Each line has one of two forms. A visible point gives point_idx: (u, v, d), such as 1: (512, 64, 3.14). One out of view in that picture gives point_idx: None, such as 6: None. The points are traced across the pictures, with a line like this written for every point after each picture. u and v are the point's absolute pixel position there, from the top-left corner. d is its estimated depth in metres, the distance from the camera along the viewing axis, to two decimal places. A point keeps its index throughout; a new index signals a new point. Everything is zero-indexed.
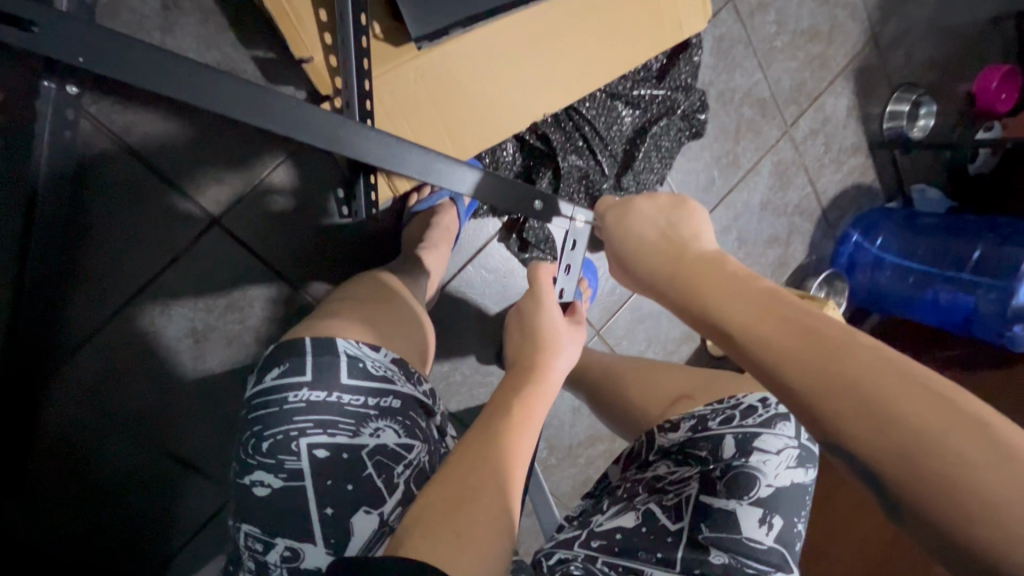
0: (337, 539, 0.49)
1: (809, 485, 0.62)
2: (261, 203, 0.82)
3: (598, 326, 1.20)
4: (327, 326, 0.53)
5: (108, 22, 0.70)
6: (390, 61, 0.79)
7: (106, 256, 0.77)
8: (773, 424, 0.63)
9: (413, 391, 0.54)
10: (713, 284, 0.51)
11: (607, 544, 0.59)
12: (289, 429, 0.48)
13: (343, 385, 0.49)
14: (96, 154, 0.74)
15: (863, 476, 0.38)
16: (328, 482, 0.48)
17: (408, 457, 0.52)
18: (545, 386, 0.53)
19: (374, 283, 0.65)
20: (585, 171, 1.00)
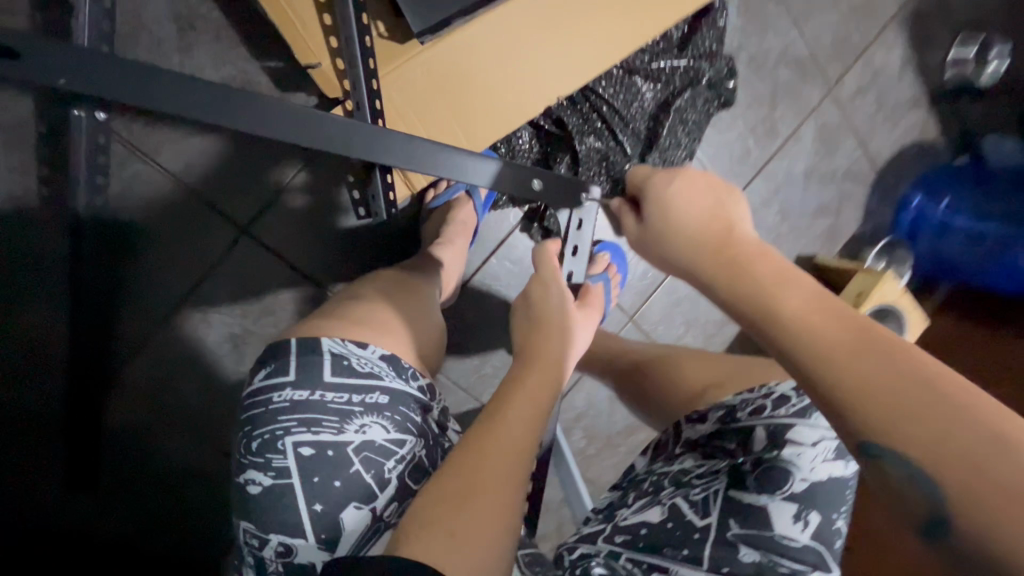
0: (327, 535, 0.45)
1: (852, 480, 0.57)
2: (285, 211, 0.85)
3: (631, 312, 1.17)
4: (314, 327, 0.50)
5: (131, 51, 0.74)
6: (394, 58, 0.79)
7: (148, 267, 0.82)
8: (809, 414, 0.57)
9: (403, 387, 0.50)
10: (759, 273, 0.48)
11: (630, 539, 0.57)
12: (274, 428, 0.46)
13: (327, 383, 0.47)
14: (131, 176, 0.79)
15: (900, 479, 0.35)
16: (316, 479, 0.45)
17: (401, 452, 0.48)
18: (552, 377, 0.51)
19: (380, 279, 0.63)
20: (605, 153, 0.97)
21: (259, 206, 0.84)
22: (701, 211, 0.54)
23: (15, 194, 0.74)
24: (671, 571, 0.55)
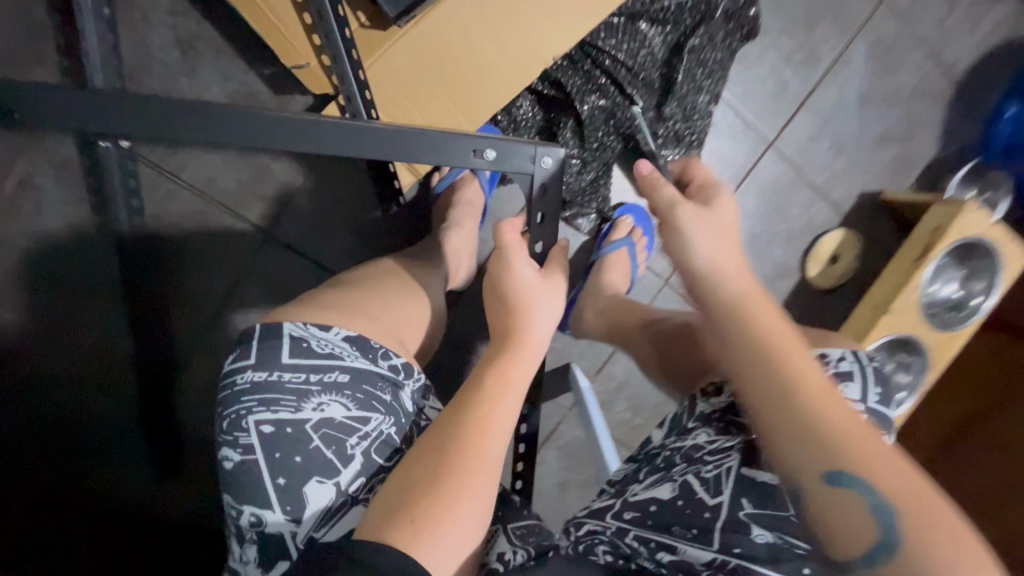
0: (292, 507, 0.41)
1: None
2: (304, 209, 0.90)
3: (666, 275, 1.09)
4: (276, 313, 0.47)
5: (145, 80, 0.80)
6: (379, 47, 0.79)
7: (188, 267, 0.88)
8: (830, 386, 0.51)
9: (366, 365, 0.45)
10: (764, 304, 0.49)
11: (640, 516, 0.54)
12: (237, 409, 0.43)
13: (284, 364, 0.43)
14: (166, 195, 0.86)
15: (863, 506, 0.38)
16: (277, 455, 0.42)
17: (365, 428, 0.44)
18: (523, 352, 0.47)
19: (377, 267, 0.61)
20: (612, 111, 0.92)
21: (280, 208, 0.90)
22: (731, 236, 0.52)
23: (73, 222, 0.84)
24: (680, 551, 0.51)
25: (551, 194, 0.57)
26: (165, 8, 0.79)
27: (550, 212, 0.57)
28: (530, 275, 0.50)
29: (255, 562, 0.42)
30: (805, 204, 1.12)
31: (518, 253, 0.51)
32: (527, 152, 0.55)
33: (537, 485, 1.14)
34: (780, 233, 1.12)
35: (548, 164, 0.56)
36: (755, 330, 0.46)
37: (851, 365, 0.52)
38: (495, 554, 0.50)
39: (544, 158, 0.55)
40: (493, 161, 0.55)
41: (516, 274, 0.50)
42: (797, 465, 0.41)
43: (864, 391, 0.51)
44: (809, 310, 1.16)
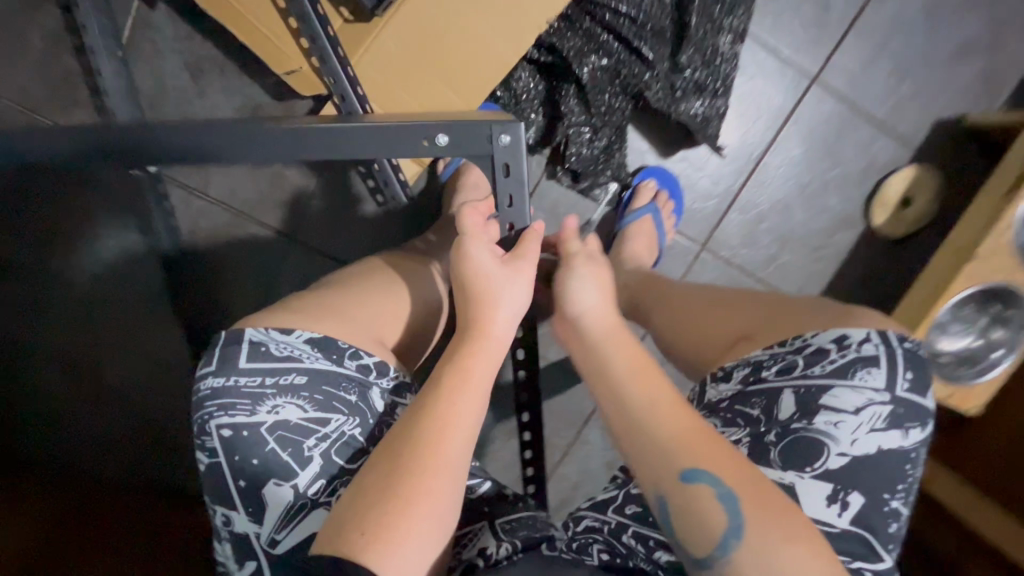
0: (253, 509, 0.43)
1: (913, 452, 0.46)
2: (322, 211, 0.94)
3: (702, 240, 1.01)
4: (247, 318, 0.48)
5: (163, 107, 0.85)
6: (365, 39, 0.78)
7: (223, 274, 0.95)
8: (849, 374, 0.47)
9: (326, 366, 0.46)
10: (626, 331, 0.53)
11: (641, 511, 0.51)
12: (200, 414, 0.45)
13: (242, 369, 0.45)
14: (199, 212, 0.93)
15: (710, 494, 0.41)
16: (236, 458, 0.43)
17: (324, 430, 0.45)
18: (481, 346, 0.47)
19: (366, 262, 0.59)
20: (615, 69, 0.85)
21: (299, 213, 0.94)
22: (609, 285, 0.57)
23: (125, 244, 0.94)
24: None
25: (513, 175, 0.54)
26: (171, 35, 0.84)
27: (517, 195, 0.55)
28: (489, 258, 0.51)
29: (229, 559, 0.44)
30: (861, 143, 0.98)
31: (478, 235, 0.52)
32: (483, 132, 0.53)
33: (584, 465, 1.12)
34: (833, 180, 1.00)
35: (506, 142, 0.53)
36: (611, 361, 0.49)
37: (879, 349, 0.47)
38: (476, 551, 0.48)
39: (501, 137, 0.53)
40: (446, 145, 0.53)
41: (472, 259, 0.50)
42: (653, 466, 0.43)
43: (891, 379, 0.47)
44: (878, 263, 1.02)
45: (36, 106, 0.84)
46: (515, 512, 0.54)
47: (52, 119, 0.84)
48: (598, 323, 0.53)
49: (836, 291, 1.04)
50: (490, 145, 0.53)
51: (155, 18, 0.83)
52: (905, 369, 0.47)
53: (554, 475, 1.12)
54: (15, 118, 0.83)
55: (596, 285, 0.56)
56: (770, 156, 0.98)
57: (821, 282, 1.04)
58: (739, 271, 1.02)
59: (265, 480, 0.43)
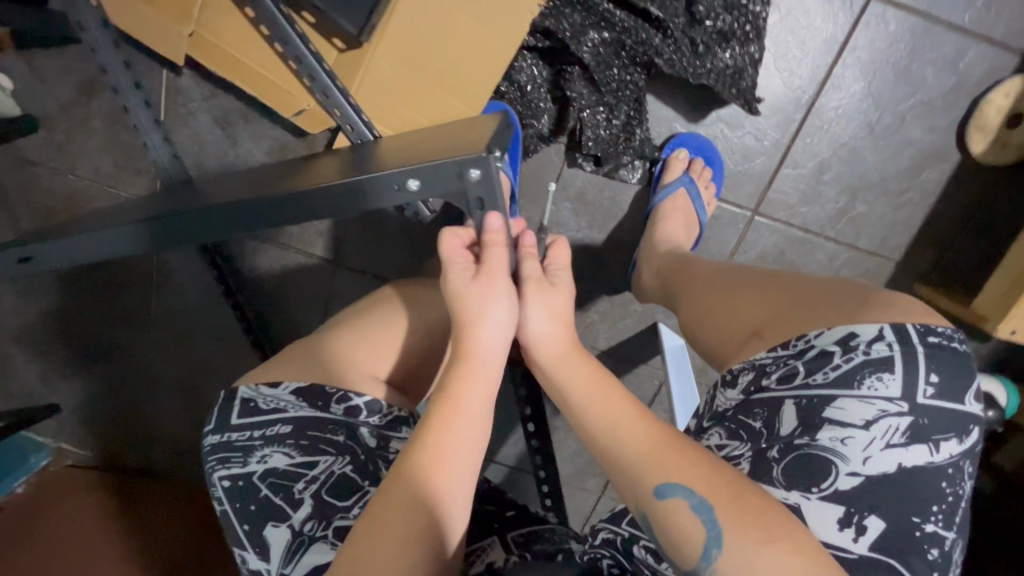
0: (261, 548, 0.45)
1: (949, 466, 0.47)
2: (359, 233, 0.98)
3: (754, 205, 0.90)
4: (247, 376, 0.54)
5: (206, 164, 0.93)
6: (358, 67, 0.78)
7: (285, 303, 1.03)
8: (856, 382, 0.47)
9: (312, 413, 0.50)
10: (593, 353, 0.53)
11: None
12: (207, 469, 0.50)
13: (234, 425, 0.50)
14: (252, 252, 1.01)
15: (687, 507, 0.40)
16: (238, 504, 0.47)
17: (311, 473, 0.47)
18: (469, 378, 0.48)
19: (378, 292, 0.63)
20: (619, 41, 0.78)
21: (338, 239, 0.98)
22: (565, 300, 0.54)
23: (204, 287, 1.06)
24: None
25: (487, 206, 0.50)
26: (199, 96, 0.90)
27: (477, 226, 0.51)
28: (462, 279, 0.50)
29: None
30: (944, 59, 0.82)
31: (456, 259, 0.51)
32: (450, 170, 0.48)
33: None
34: (912, 109, 0.84)
35: (476, 176, 0.48)
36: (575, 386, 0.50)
37: (892, 350, 0.47)
38: (484, 566, 0.50)
39: (471, 171, 0.48)
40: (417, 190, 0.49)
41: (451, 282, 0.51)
42: (634, 484, 0.43)
43: (907, 384, 0.47)
44: (980, 197, 0.87)
45: (111, 182, 0.96)
46: (532, 525, 0.56)
47: (124, 190, 0.96)
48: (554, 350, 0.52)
49: (928, 238, 0.90)
50: (459, 181, 0.48)
51: (182, 83, 0.90)
52: (929, 370, 0.47)
53: None
54: (97, 196, 0.96)
55: (546, 311, 0.53)
56: (826, 96, 0.85)
57: (908, 230, 0.90)
58: (802, 232, 0.91)
59: (267, 522, 0.46)
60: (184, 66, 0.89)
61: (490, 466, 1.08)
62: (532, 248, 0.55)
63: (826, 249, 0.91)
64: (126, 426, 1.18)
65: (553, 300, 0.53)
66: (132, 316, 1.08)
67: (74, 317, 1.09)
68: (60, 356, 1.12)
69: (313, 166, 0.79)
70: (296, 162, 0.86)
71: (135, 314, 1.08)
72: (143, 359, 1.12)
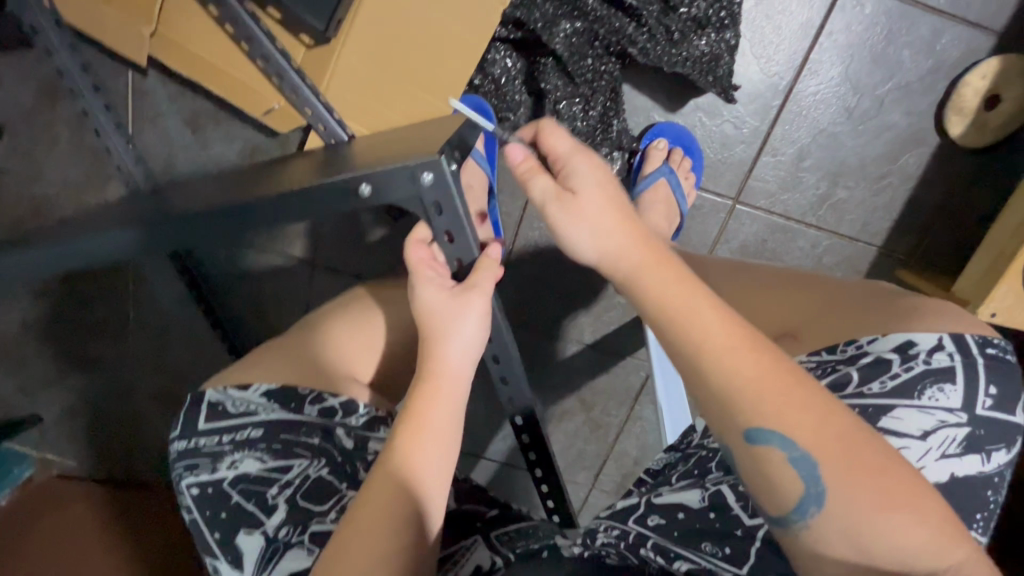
0: (233, 557, 0.44)
1: (996, 476, 0.41)
2: (338, 233, 0.96)
3: (734, 194, 0.90)
4: (213, 378, 0.53)
5: (177, 166, 0.91)
6: (328, 62, 0.76)
7: (265, 307, 1.02)
8: (916, 392, 0.42)
9: (283, 415, 0.49)
10: (671, 271, 0.42)
11: (663, 525, 0.49)
12: (174, 477, 0.49)
13: (202, 430, 0.49)
14: (228, 255, 0.99)
15: (782, 460, 0.36)
16: (208, 513, 0.46)
17: (285, 476, 0.47)
18: (442, 395, 0.45)
19: (349, 292, 0.61)
20: (591, 30, 0.77)
21: (315, 240, 0.97)
22: (599, 199, 0.44)
23: (178, 293, 1.04)
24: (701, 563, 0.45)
25: (447, 213, 0.47)
26: (166, 97, 0.88)
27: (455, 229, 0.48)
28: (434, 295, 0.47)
29: None
30: (920, 42, 0.81)
31: (425, 269, 0.48)
32: (401, 175, 0.44)
33: (641, 439, 1.12)
34: (890, 93, 0.84)
35: (429, 180, 0.44)
36: (663, 296, 0.41)
37: (953, 361, 0.43)
38: (471, 569, 0.47)
39: (423, 176, 0.44)
40: (368, 195, 0.45)
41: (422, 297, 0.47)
42: (720, 422, 0.39)
43: (969, 396, 0.42)
44: (961, 180, 0.86)
45: (77, 187, 0.93)
46: (516, 523, 0.52)
47: (91, 197, 0.94)
48: (620, 257, 0.43)
49: (910, 221, 0.89)
50: (412, 186, 0.45)
51: (148, 84, 0.87)
52: (987, 383, 0.42)
53: (612, 454, 1.14)
54: (62, 203, 0.94)
55: (580, 220, 0.44)
56: (803, 82, 0.84)
57: (889, 215, 0.89)
58: (784, 220, 0.90)
59: (239, 529, 0.45)
60: (150, 67, 0.86)
61: (479, 463, 1.08)
62: (530, 163, 0.46)
63: (807, 235, 0.91)
64: (107, 435, 1.16)
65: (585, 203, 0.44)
66: (109, 324, 1.06)
67: (50, 326, 1.07)
68: (34, 367, 1.10)
69: (285, 168, 0.78)
70: (271, 164, 0.84)
71: (110, 321, 1.06)
72: (123, 368, 1.10)
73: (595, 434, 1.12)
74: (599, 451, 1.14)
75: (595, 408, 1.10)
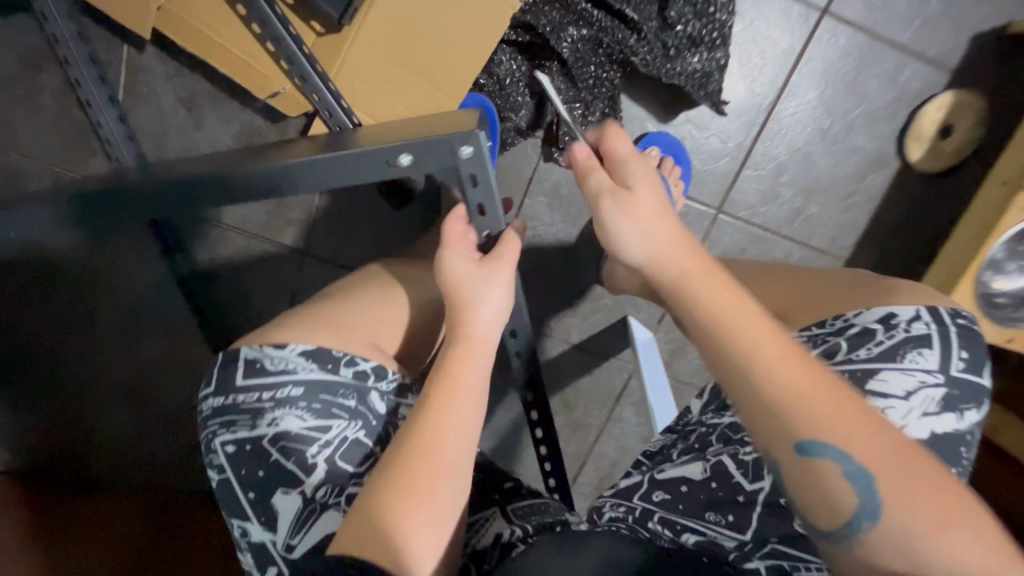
0: (267, 517, 0.46)
1: (968, 433, 0.45)
2: (333, 224, 0.96)
3: (717, 205, 0.95)
4: (246, 335, 0.51)
5: (168, 145, 0.89)
6: (340, 49, 0.77)
7: (249, 296, 0.99)
8: (899, 356, 0.47)
9: (321, 375, 0.47)
10: (721, 282, 0.46)
11: (669, 499, 0.52)
12: (208, 432, 0.48)
13: (239, 386, 0.47)
14: (214, 240, 0.97)
15: (837, 473, 0.39)
16: (244, 472, 0.46)
17: (325, 436, 0.47)
18: (471, 354, 0.48)
19: (366, 270, 0.59)
20: (596, 38, 0.81)
21: (308, 229, 0.96)
22: (653, 202, 0.51)
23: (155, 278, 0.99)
24: (706, 533, 0.49)
25: (481, 184, 0.51)
26: (163, 74, 0.86)
27: (486, 204, 0.53)
28: (463, 266, 0.50)
29: (251, 567, 0.46)
30: (886, 74, 0.90)
31: (458, 244, 0.52)
32: (443, 147, 0.48)
33: (620, 441, 1.14)
34: (859, 119, 0.92)
35: (468, 153, 0.49)
36: (707, 293, 0.46)
37: (930, 328, 0.47)
38: (492, 539, 0.49)
39: (463, 150, 0.49)
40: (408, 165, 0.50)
41: (449, 268, 0.51)
42: (776, 440, 0.41)
43: (944, 358, 0.46)
44: (919, 203, 0.95)
45: (55, 161, 0.89)
46: (529, 498, 0.54)
47: (68, 173, 0.89)
48: (669, 248, 0.49)
49: (874, 239, 0.97)
50: (451, 158, 0.49)
51: (144, 60, 0.85)
52: (960, 347, 0.47)
53: (591, 456, 1.15)
54: (37, 177, 0.89)
55: (634, 214, 0.51)
56: (783, 104, 0.91)
57: (856, 231, 0.96)
58: (762, 231, 0.96)
59: (275, 490, 0.46)
60: (148, 43, 0.85)
61: None
62: (593, 161, 0.54)
63: (782, 246, 0.97)
64: None
65: (643, 204, 0.51)
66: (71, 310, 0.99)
67: None
68: None
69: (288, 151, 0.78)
70: (272, 148, 0.84)
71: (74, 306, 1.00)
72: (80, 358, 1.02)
73: (576, 435, 1.14)
74: (579, 452, 1.15)
75: (577, 408, 1.12)
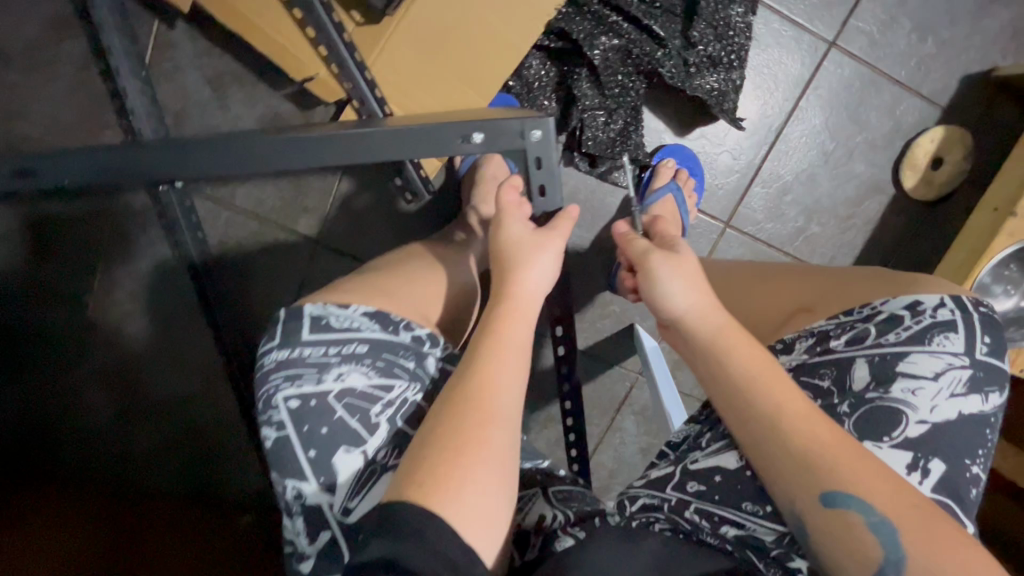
0: (326, 477, 0.45)
1: (992, 415, 0.50)
2: (348, 213, 0.95)
3: (725, 218, 0.99)
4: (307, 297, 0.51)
5: (188, 122, 0.88)
6: (380, 38, 0.79)
7: (252, 283, 0.96)
8: (926, 340, 0.51)
9: (384, 336, 0.48)
10: (749, 344, 0.51)
11: (704, 490, 0.52)
12: (268, 388, 0.47)
13: (305, 341, 0.47)
14: (222, 223, 0.95)
15: (859, 524, 0.41)
16: (306, 428, 0.45)
17: (388, 396, 0.47)
18: (518, 308, 0.50)
19: (409, 247, 0.61)
20: (626, 48, 0.85)
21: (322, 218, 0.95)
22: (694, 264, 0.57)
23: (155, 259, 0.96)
24: (746, 526, 0.49)
25: (546, 167, 0.57)
26: (191, 52, 0.86)
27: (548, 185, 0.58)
28: (522, 231, 0.53)
29: (301, 532, 0.45)
30: (884, 106, 0.96)
31: (514, 212, 0.54)
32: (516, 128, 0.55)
33: (618, 452, 1.13)
34: (859, 146, 0.98)
35: (537, 137, 0.56)
36: (738, 354, 0.50)
37: (954, 314, 0.51)
38: (534, 519, 0.50)
39: (532, 133, 0.55)
40: (479, 142, 0.55)
41: (508, 231, 0.53)
42: (797, 491, 0.44)
43: (969, 342, 0.51)
44: (912, 228, 1.00)
45: (65, 130, 0.86)
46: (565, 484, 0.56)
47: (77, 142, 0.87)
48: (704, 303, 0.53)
49: (870, 261, 1.01)
50: (522, 140, 0.56)
51: (174, 36, 0.85)
52: (982, 333, 0.51)
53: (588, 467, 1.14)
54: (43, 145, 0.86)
55: (676, 265, 0.55)
56: (791, 126, 0.96)
57: (854, 251, 1.01)
58: (767, 247, 1.00)
59: (335, 449, 0.45)
60: (180, 20, 0.85)
61: None
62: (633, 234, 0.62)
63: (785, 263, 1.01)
64: None
65: (688, 260, 0.56)
66: (60, 287, 0.93)
67: None
68: None
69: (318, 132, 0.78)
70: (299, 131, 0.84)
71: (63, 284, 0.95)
72: None
73: None
74: None
75: None
